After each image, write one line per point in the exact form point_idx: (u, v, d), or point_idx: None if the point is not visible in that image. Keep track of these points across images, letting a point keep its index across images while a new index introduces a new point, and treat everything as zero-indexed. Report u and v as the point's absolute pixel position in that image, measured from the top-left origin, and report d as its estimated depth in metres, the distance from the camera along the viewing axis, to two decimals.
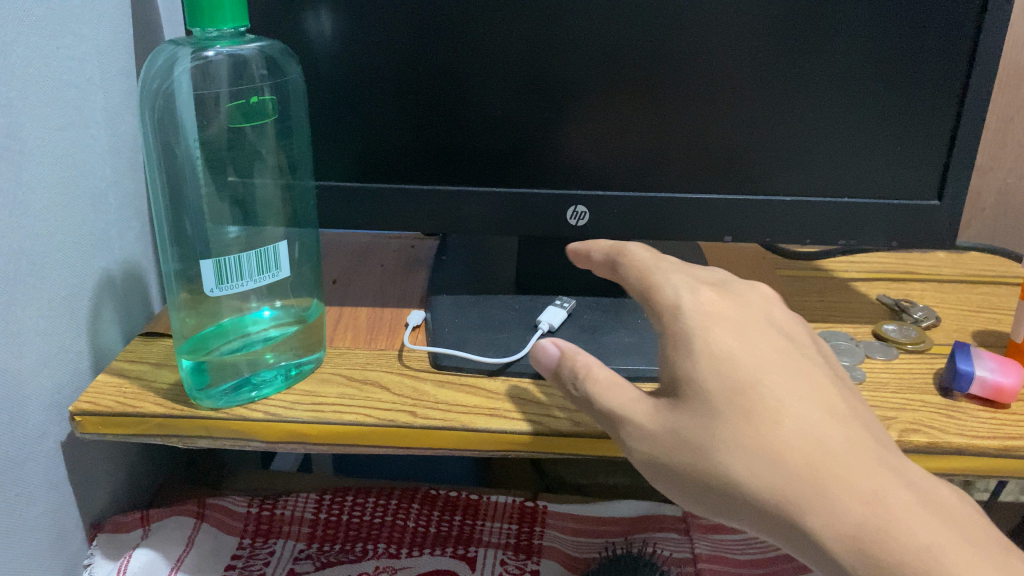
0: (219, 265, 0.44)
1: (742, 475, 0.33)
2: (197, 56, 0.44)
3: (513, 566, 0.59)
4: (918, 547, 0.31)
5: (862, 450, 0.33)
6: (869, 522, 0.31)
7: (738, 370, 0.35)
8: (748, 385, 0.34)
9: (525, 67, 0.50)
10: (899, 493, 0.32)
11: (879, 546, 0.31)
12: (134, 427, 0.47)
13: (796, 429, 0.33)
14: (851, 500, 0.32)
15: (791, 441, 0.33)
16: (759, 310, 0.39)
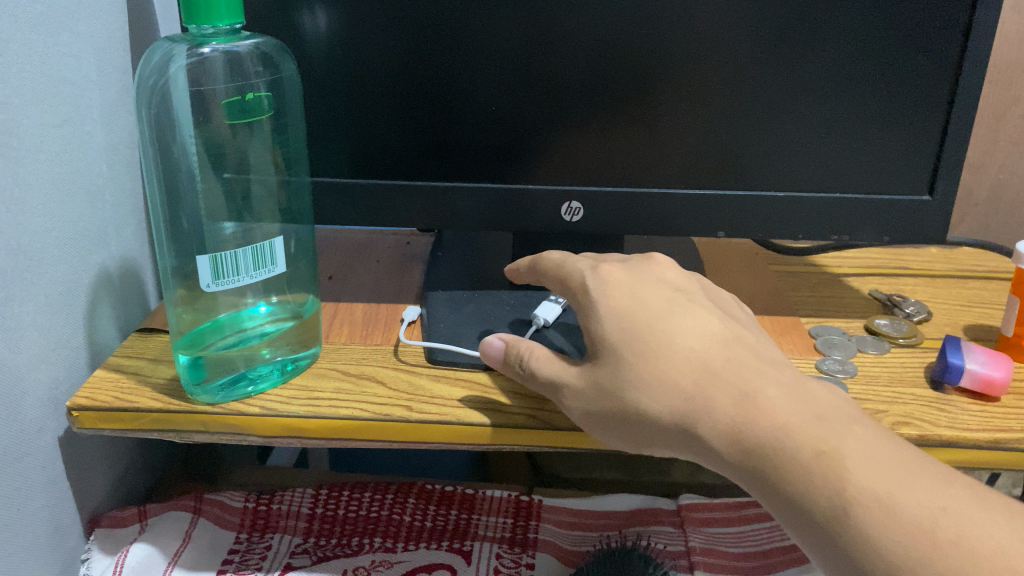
0: (216, 260, 0.44)
1: (635, 394, 0.39)
2: (193, 53, 0.44)
3: (508, 560, 0.60)
4: (780, 430, 0.37)
5: (734, 365, 0.40)
6: (741, 419, 0.37)
7: (626, 320, 0.42)
8: (633, 327, 0.41)
9: (519, 63, 0.50)
10: (767, 393, 0.38)
11: (752, 437, 0.37)
12: (132, 421, 0.47)
13: (676, 355, 0.40)
14: (724, 403, 0.38)
15: (671, 364, 0.40)
16: (653, 272, 0.47)
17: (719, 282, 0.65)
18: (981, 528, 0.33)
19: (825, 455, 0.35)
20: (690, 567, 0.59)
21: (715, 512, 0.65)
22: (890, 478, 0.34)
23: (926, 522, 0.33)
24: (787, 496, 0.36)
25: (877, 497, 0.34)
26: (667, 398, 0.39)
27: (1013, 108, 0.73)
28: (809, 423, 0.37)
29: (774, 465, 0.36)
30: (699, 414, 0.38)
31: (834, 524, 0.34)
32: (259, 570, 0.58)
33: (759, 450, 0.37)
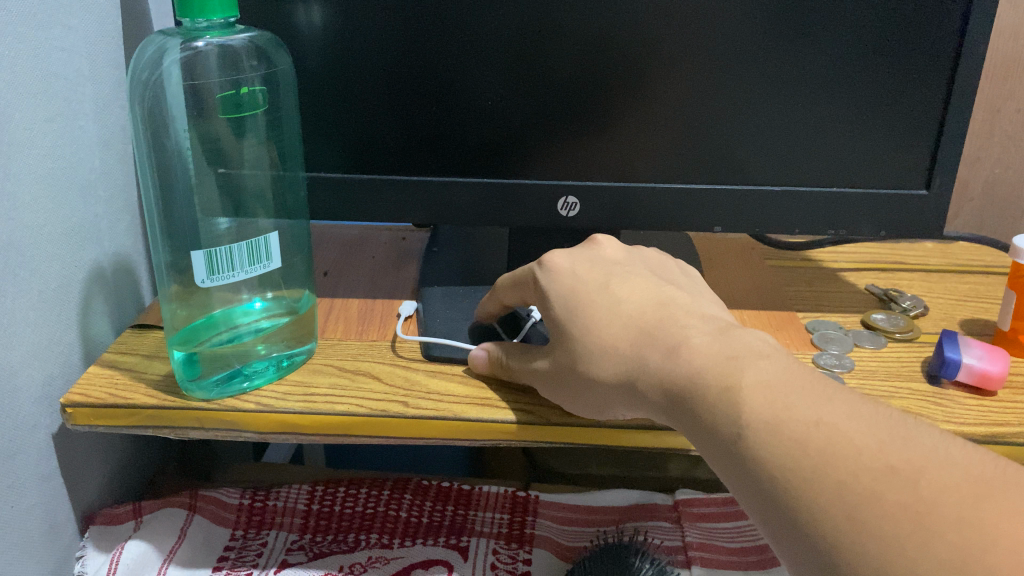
0: (211, 255, 0.44)
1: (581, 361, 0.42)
2: (187, 47, 0.44)
3: (505, 555, 0.60)
4: (691, 372, 0.37)
5: (664, 319, 0.40)
6: (662, 369, 0.38)
7: (564, 298, 0.43)
8: (570, 303, 0.43)
9: (514, 59, 0.50)
10: (690, 339, 0.38)
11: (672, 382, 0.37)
12: (126, 418, 0.47)
13: (607, 319, 0.41)
14: (650, 358, 0.39)
15: (604, 329, 0.41)
16: (599, 248, 0.48)
17: (716, 277, 0.65)
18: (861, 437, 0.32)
19: (727, 386, 0.35)
20: (686, 562, 0.59)
21: (712, 507, 0.65)
22: (787, 400, 0.34)
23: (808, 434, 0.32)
24: (702, 431, 0.36)
25: (767, 419, 0.33)
26: (605, 359, 0.40)
27: (1009, 103, 0.73)
28: (720, 360, 0.37)
29: (688, 406, 0.37)
30: (632, 371, 0.40)
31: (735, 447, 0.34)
32: (255, 567, 0.57)
33: (680, 393, 0.37)
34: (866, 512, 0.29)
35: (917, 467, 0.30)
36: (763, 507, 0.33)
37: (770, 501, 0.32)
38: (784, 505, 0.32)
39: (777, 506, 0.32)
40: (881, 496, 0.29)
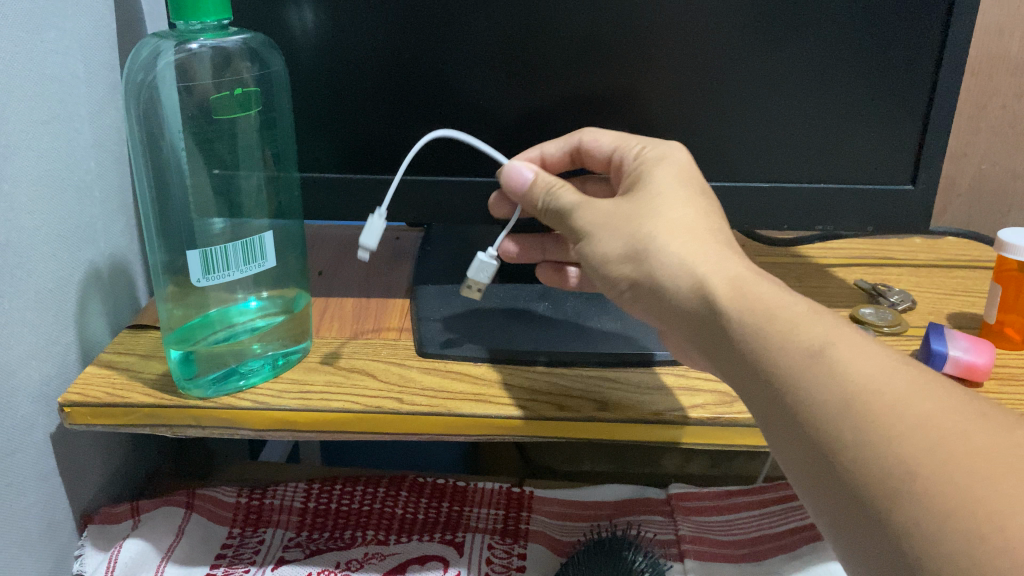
0: (206, 254, 0.44)
1: (652, 248, 0.38)
2: (181, 48, 0.44)
3: (500, 550, 0.60)
4: (772, 291, 0.35)
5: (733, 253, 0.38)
6: (743, 274, 0.36)
7: (666, 188, 0.41)
8: (671, 194, 0.40)
9: (505, 58, 0.50)
10: (758, 281, 0.36)
11: (734, 329, 0.35)
12: (123, 417, 0.48)
13: (692, 228, 0.38)
14: (731, 260, 0.37)
15: (685, 236, 0.38)
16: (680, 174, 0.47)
17: None
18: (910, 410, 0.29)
19: (804, 343, 0.33)
20: (679, 555, 0.60)
21: (703, 501, 0.66)
22: (857, 364, 0.31)
23: (865, 409, 0.30)
24: (767, 410, 0.34)
25: (828, 395, 0.31)
26: (676, 268, 0.37)
27: (995, 99, 0.74)
28: (790, 312, 0.34)
29: (757, 321, 0.34)
30: (703, 279, 0.36)
31: (799, 429, 0.32)
32: (252, 565, 0.58)
33: (740, 348, 0.34)
34: (962, 437, 0.28)
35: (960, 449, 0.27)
36: (826, 501, 0.31)
37: (834, 496, 0.30)
38: (845, 499, 0.30)
39: (841, 499, 0.30)
40: (976, 429, 0.28)
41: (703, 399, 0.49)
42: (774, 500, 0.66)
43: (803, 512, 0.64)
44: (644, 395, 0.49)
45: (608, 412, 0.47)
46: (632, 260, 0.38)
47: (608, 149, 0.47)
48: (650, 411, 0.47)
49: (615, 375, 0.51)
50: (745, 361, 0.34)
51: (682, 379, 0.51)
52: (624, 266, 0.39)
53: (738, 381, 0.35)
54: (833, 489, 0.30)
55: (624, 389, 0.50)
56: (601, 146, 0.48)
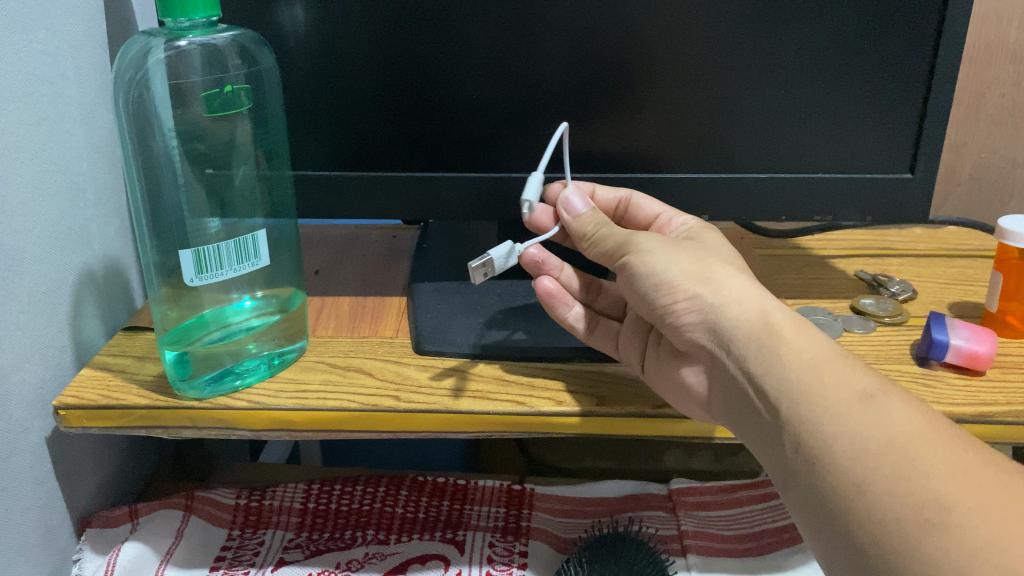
0: (199, 254, 0.44)
1: (715, 278, 0.41)
2: (170, 46, 0.44)
3: (501, 548, 0.60)
4: (821, 341, 0.38)
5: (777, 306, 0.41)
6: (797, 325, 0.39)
7: (716, 246, 0.45)
8: (721, 250, 0.45)
9: (498, 52, 0.50)
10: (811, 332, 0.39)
11: (782, 362, 0.37)
12: (118, 419, 0.48)
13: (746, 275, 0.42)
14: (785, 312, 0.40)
15: (743, 278, 0.41)
16: None
17: None
18: (943, 464, 0.31)
19: (852, 386, 0.35)
20: (681, 551, 0.59)
21: (706, 496, 0.66)
22: (901, 414, 0.34)
23: (904, 458, 0.32)
24: (796, 441, 0.35)
25: (868, 436, 0.33)
26: (738, 298, 0.40)
27: (993, 87, 0.73)
28: (834, 360, 0.37)
29: (810, 359, 0.37)
30: (765, 312, 0.39)
31: (828, 464, 0.34)
32: (252, 566, 0.58)
33: (784, 379, 0.37)
34: (1004, 475, 0.31)
35: (988, 503, 0.30)
36: (841, 540, 0.33)
37: (852, 535, 0.32)
38: (864, 540, 0.32)
39: (874, 528, 0.31)
40: (1013, 473, 0.31)
41: None
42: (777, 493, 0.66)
43: None
44: (643, 388, 0.49)
45: (608, 405, 0.47)
46: (696, 277, 0.41)
47: (654, 213, 0.53)
48: (650, 405, 0.47)
49: (614, 369, 0.51)
50: (783, 393, 0.36)
51: None
52: (685, 285, 0.41)
53: (767, 414, 0.38)
54: (852, 528, 0.32)
55: (623, 383, 0.49)
56: (645, 210, 0.53)
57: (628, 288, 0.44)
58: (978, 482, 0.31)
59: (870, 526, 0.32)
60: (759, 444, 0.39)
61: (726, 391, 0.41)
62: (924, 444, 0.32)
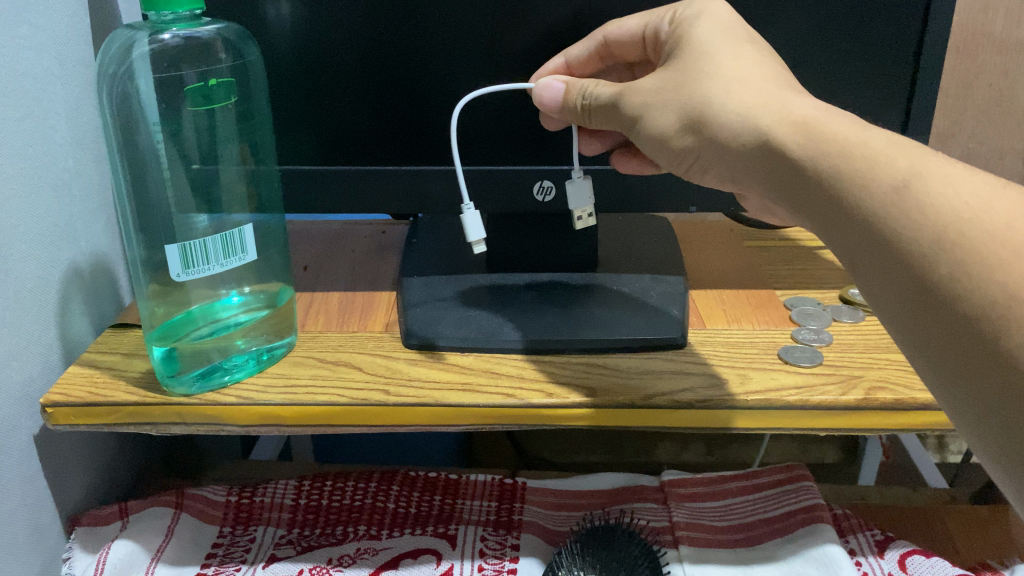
0: (185, 250, 0.44)
1: (704, 109, 0.38)
2: (153, 39, 0.44)
3: (493, 541, 0.60)
4: (840, 133, 0.35)
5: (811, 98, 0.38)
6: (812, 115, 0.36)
7: (717, 37, 0.41)
8: (722, 42, 0.40)
9: (485, 44, 0.50)
10: (832, 119, 0.36)
11: (817, 162, 0.35)
12: (106, 416, 0.47)
13: (758, 76, 0.39)
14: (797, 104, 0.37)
15: (755, 83, 0.38)
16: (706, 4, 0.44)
17: (694, 259, 0.65)
18: (1010, 229, 0.29)
19: (890, 170, 0.33)
20: (674, 542, 0.60)
21: (698, 487, 0.66)
22: (947, 190, 0.31)
23: (963, 235, 0.30)
24: (854, 262, 0.34)
25: (910, 236, 0.31)
26: (739, 127, 0.37)
27: (980, 77, 0.74)
28: (859, 154, 0.34)
29: (832, 170, 0.34)
30: (768, 131, 0.36)
31: (891, 261, 0.32)
32: (243, 563, 0.57)
33: (826, 190, 0.34)
34: None
35: None
36: (922, 354, 0.32)
37: (930, 340, 0.31)
38: (947, 352, 0.30)
39: (952, 336, 0.30)
40: None
41: (692, 382, 0.48)
42: (769, 483, 0.66)
43: (798, 494, 0.63)
44: (633, 378, 0.49)
45: (598, 397, 0.47)
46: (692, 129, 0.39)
47: (634, 30, 0.46)
48: (641, 395, 0.47)
49: (604, 361, 0.51)
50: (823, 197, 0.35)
51: (670, 364, 0.50)
52: (685, 138, 0.40)
53: (817, 221, 0.36)
54: (928, 340, 0.31)
55: (613, 374, 0.49)
56: (624, 31, 0.46)
57: (651, 146, 0.42)
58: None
59: (947, 312, 0.30)
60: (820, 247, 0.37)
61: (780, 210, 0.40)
62: (985, 214, 0.30)
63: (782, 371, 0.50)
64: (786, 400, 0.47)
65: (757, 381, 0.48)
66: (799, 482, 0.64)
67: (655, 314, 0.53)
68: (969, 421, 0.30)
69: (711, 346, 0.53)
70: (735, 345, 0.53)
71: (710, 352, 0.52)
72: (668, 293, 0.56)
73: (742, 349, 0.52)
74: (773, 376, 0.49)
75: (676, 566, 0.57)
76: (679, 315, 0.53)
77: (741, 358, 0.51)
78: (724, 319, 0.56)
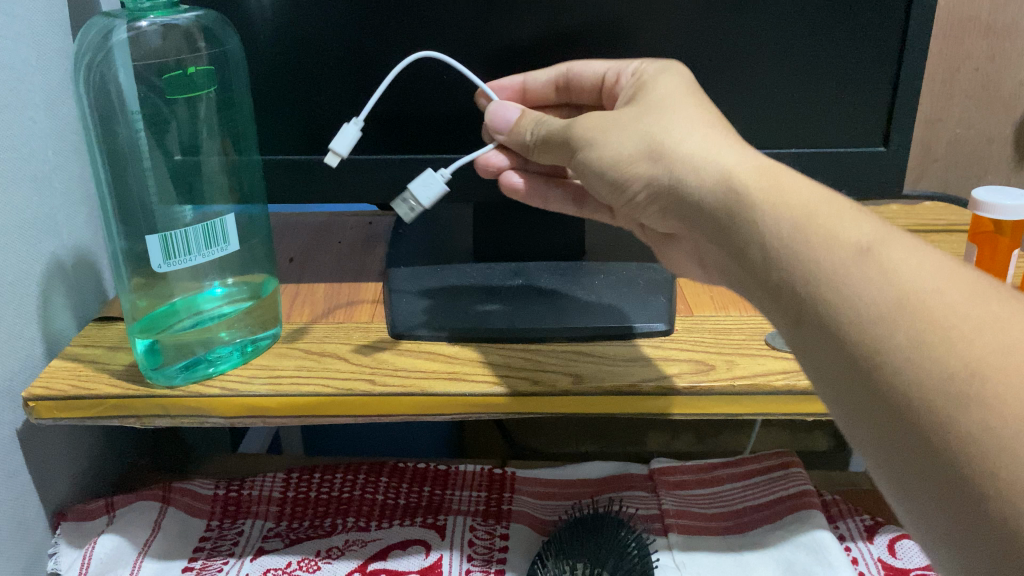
0: (165, 239, 0.43)
1: (657, 150, 0.36)
2: (131, 27, 0.43)
3: (482, 531, 0.59)
4: (794, 189, 0.32)
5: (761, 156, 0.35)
6: (769, 174, 0.33)
7: (674, 91, 0.39)
8: (680, 96, 0.38)
9: (467, 31, 0.49)
10: (785, 174, 0.33)
11: (775, 210, 0.31)
12: (90, 409, 0.47)
13: (715, 131, 0.36)
14: (753, 160, 0.34)
15: (712, 136, 0.36)
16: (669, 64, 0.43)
17: None
18: (980, 305, 0.26)
19: (850, 231, 0.29)
20: (663, 530, 0.60)
21: (687, 475, 0.66)
22: (911, 259, 0.27)
23: (921, 303, 0.26)
24: (796, 314, 0.30)
25: (867, 295, 0.27)
26: (694, 164, 0.34)
27: (967, 62, 0.73)
28: (824, 207, 0.31)
29: (787, 222, 0.30)
30: (721, 177, 0.33)
31: (834, 326, 0.28)
32: (231, 556, 0.57)
33: (774, 234, 0.31)
34: None
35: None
36: (863, 420, 0.27)
37: (874, 406, 0.27)
38: (901, 424, 0.26)
39: (906, 408, 0.26)
40: None
41: (679, 368, 0.48)
42: (758, 470, 0.65)
43: (788, 481, 0.63)
44: (620, 366, 0.49)
45: (585, 384, 0.47)
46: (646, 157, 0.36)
47: (597, 74, 0.47)
48: (628, 382, 0.47)
49: (590, 348, 0.51)
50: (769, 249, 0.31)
51: (657, 351, 0.50)
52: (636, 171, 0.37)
53: (763, 267, 0.31)
54: (874, 407, 0.27)
55: (599, 362, 0.49)
56: (589, 73, 0.47)
57: (591, 181, 0.40)
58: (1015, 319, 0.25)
59: (890, 389, 0.26)
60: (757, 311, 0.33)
61: (713, 256, 0.36)
62: (955, 287, 0.26)
63: (769, 356, 0.49)
64: (773, 385, 0.47)
65: (743, 367, 0.48)
66: (788, 469, 0.64)
67: (641, 303, 0.53)
68: (941, 517, 0.25)
69: (698, 333, 0.52)
70: (722, 331, 0.53)
71: (697, 339, 0.52)
72: (655, 280, 0.56)
73: (728, 335, 0.52)
74: (760, 362, 0.49)
75: (665, 554, 0.57)
76: (665, 301, 0.54)
77: (728, 344, 0.51)
78: (711, 306, 0.56)
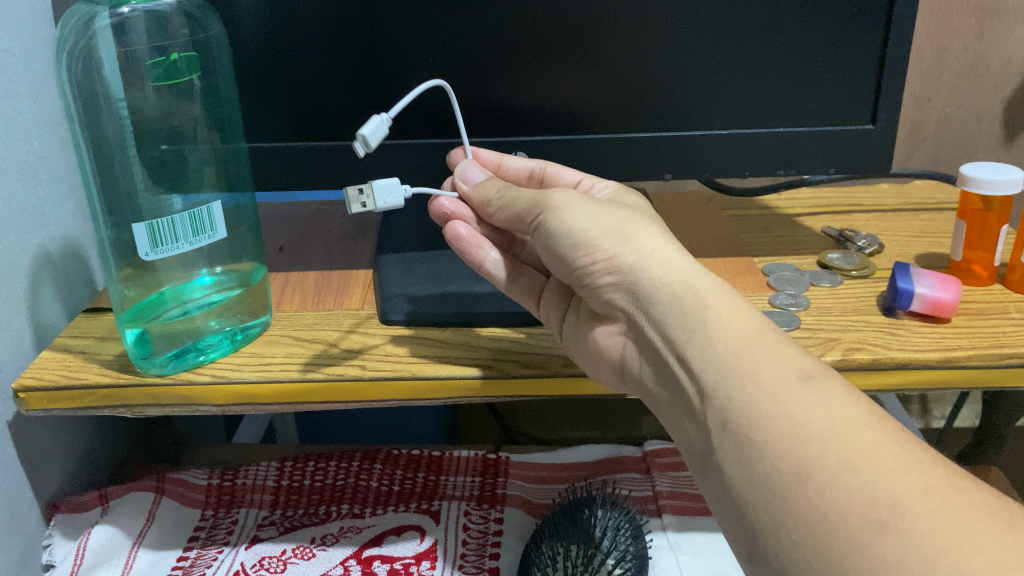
0: (152, 226, 0.43)
1: (629, 242, 0.39)
2: (113, 13, 0.43)
3: (476, 516, 0.60)
4: (744, 314, 0.36)
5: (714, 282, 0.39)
6: (723, 296, 0.37)
7: (648, 213, 0.43)
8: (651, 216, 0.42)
9: (450, 13, 0.49)
10: (738, 301, 0.37)
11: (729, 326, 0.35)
12: (81, 399, 0.47)
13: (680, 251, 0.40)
14: (709, 279, 0.38)
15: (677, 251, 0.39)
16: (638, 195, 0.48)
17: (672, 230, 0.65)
18: (894, 451, 0.30)
19: (790, 367, 0.33)
20: (657, 511, 0.60)
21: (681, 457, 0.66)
22: (835, 402, 0.32)
23: (845, 444, 0.30)
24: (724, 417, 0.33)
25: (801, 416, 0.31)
26: (659, 261, 0.38)
27: (956, 40, 0.73)
28: (765, 336, 0.35)
29: (739, 338, 0.35)
30: (683, 283, 0.37)
31: (760, 453, 0.31)
32: (226, 545, 0.57)
33: (722, 345, 0.35)
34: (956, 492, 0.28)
35: (943, 509, 0.27)
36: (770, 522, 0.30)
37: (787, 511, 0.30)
38: (807, 531, 0.29)
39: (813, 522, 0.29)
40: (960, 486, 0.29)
41: None
42: None
43: None
44: None
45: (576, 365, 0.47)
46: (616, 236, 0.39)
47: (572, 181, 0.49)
48: None
49: None
50: (709, 366, 0.35)
51: None
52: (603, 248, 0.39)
53: (704, 365, 0.35)
54: (783, 513, 0.30)
55: None
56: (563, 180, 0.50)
57: (545, 249, 0.42)
58: (923, 472, 0.29)
59: (811, 505, 0.29)
60: (681, 427, 0.37)
61: (652, 357, 0.39)
62: (877, 434, 0.30)
63: None
64: None
65: None
66: None
67: None
68: None
69: None
70: None
71: None
72: None
73: None
74: None
75: (659, 534, 0.58)
76: None
77: None
78: None
